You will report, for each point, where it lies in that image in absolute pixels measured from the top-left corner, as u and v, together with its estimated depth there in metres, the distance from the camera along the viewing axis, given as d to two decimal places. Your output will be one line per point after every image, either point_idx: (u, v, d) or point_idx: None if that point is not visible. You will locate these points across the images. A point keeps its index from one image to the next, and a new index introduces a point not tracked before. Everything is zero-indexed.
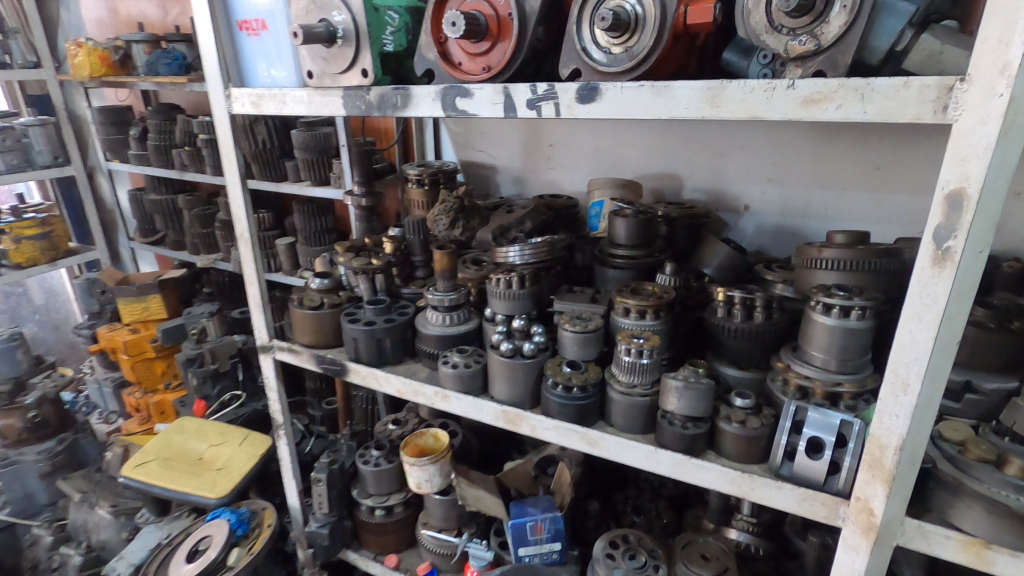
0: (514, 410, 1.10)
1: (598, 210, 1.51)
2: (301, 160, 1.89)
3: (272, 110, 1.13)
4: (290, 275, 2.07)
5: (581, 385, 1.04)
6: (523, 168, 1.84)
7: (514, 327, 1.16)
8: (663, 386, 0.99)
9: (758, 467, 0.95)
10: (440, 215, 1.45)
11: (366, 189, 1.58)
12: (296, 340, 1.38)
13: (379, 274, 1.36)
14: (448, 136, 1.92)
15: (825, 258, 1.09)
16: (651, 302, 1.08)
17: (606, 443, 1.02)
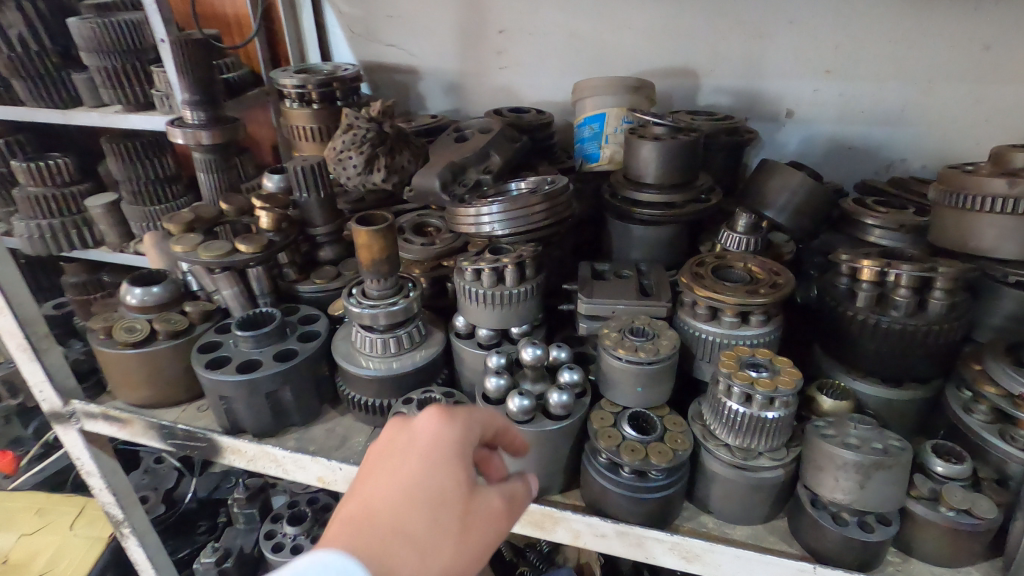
0: (540, 509, 0.62)
1: (598, 128, 0.97)
2: (94, 68, 1.13)
3: None
4: (113, 253, 1.29)
5: (666, 467, 0.57)
6: (459, 69, 1.24)
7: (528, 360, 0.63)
8: (821, 460, 0.55)
9: (979, 574, 0.56)
10: (346, 148, 0.90)
11: (211, 113, 0.93)
12: (117, 398, 0.79)
13: (254, 268, 0.77)
14: (338, 22, 1.26)
15: (1015, 197, 0.67)
16: (764, 297, 0.61)
17: (716, 557, 0.58)
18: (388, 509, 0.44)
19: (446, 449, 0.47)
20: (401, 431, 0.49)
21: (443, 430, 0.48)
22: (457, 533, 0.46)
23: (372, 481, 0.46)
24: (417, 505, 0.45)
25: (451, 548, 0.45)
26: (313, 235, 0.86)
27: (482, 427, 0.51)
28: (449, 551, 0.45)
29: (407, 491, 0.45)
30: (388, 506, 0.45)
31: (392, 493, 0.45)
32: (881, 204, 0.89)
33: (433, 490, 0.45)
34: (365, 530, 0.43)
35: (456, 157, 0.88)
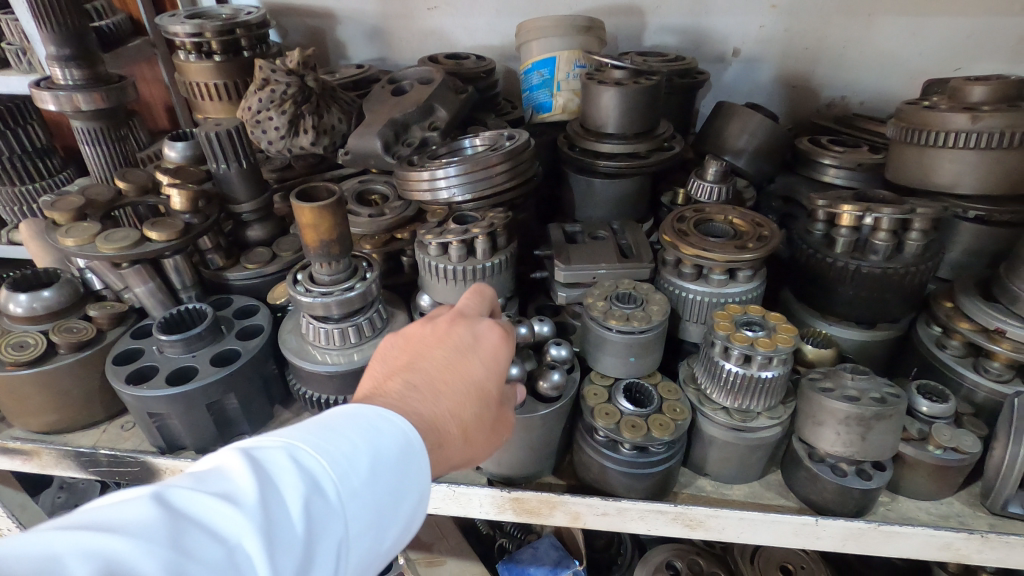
0: (536, 496, 0.58)
1: (548, 74, 0.89)
2: None
3: None
4: None
5: (667, 439, 0.55)
6: (382, 11, 1.10)
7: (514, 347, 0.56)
8: (820, 415, 0.54)
9: (960, 504, 0.58)
10: (264, 108, 0.77)
11: (86, 71, 0.77)
12: (15, 427, 0.66)
13: (173, 257, 0.66)
14: None
15: (978, 132, 0.67)
16: (751, 252, 0.59)
17: (719, 522, 0.57)
18: (445, 387, 0.44)
19: (504, 352, 0.47)
20: (459, 323, 0.47)
21: (505, 338, 0.48)
22: (492, 422, 0.47)
23: (430, 357, 0.45)
24: (471, 394, 0.45)
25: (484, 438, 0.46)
26: (236, 213, 0.75)
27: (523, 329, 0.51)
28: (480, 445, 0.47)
29: (464, 380, 0.45)
30: (445, 387, 0.44)
31: (448, 375, 0.44)
32: (835, 143, 0.89)
33: (486, 383, 0.45)
34: (426, 408, 0.43)
35: (397, 113, 0.78)
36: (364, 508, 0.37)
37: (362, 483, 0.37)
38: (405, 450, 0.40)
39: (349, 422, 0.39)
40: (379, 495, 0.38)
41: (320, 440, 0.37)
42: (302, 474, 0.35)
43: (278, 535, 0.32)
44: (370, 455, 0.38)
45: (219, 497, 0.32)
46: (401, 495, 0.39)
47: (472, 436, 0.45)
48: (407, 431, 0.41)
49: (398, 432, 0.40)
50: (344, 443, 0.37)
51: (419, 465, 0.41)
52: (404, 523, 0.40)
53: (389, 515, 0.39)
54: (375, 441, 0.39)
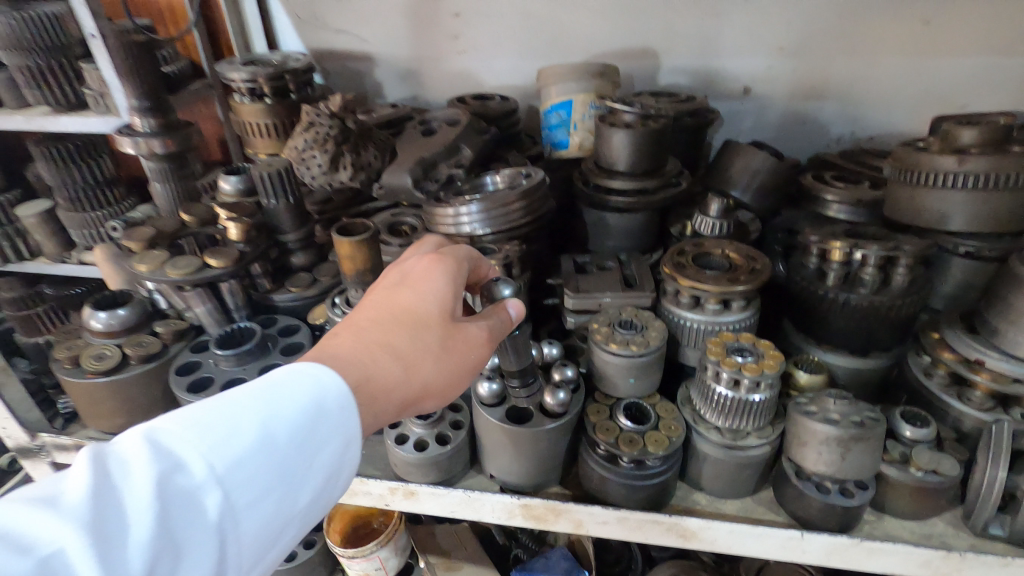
0: (543, 504, 0.64)
1: (565, 115, 0.97)
2: (13, 69, 1.05)
3: None
4: (55, 266, 1.21)
5: (662, 454, 0.60)
6: (414, 55, 1.20)
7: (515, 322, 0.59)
8: (804, 436, 0.59)
9: (943, 525, 0.62)
10: (309, 148, 0.86)
11: (157, 117, 0.88)
12: (89, 427, 0.76)
13: (227, 281, 0.75)
14: (283, 9, 1.19)
15: (964, 174, 0.72)
16: (741, 284, 0.64)
17: (712, 533, 0.62)
18: (376, 318, 0.50)
19: (435, 278, 0.52)
20: (393, 270, 0.54)
21: (430, 265, 0.53)
22: (440, 342, 0.51)
23: (366, 301, 0.52)
24: (400, 321, 0.50)
25: (430, 360, 0.50)
26: (283, 242, 0.84)
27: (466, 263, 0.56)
28: (432, 364, 0.50)
29: (398, 305, 0.51)
30: (381, 312, 0.50)
31: (386, 301, 0.51)
32: (837, 178, 0.93)
33: (416, 308, 0.51)
34: (362, 337, 0.49)
35: (425, 152, 0.86)
36: (256, 475, 0.40)
37: (244, 454, 0.40)
38: (310, 414, 0.44)
39: (219, 409, 0.41)
40: (269, 464, 0.41)
41: (191, 422, 0.40)
42: (165, 456, 0.38)
43: (111, 532, 0.34)
44: (258, 424, 0.41)
45: (48, 504, 0.34)
46: (283, 469, 0.42)
47: (416, 352, 0.49)
48: (310, 396, 0.44)
49: (282, 410, 0.42)
50: (202, 431, 0.39)
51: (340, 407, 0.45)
52: (295, 491, 0.43)
53: (292, 478, 0.43)
54: (263, 412, 0.42)
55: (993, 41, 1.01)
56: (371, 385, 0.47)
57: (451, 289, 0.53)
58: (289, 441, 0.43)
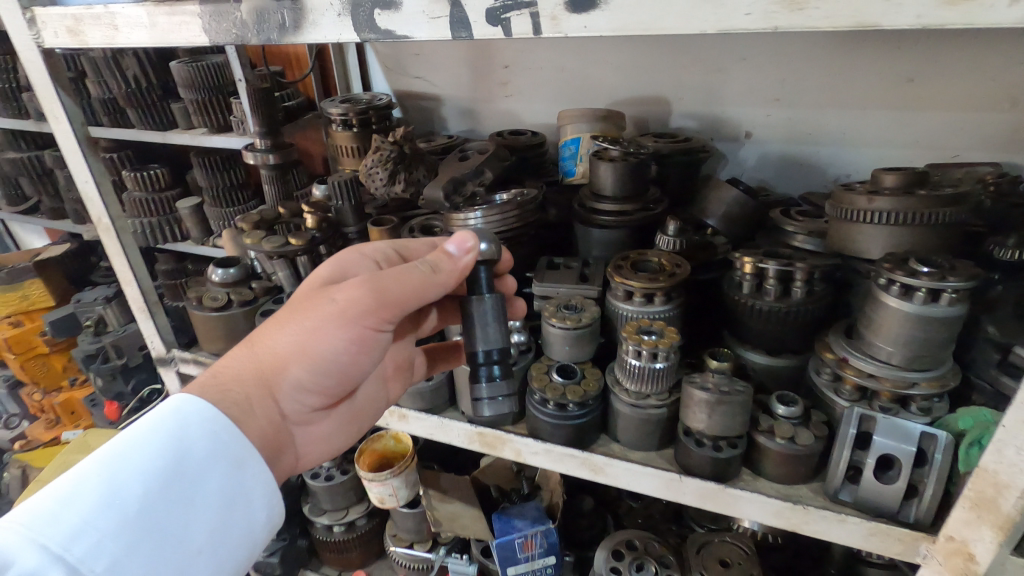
0: (492, 432, 0.86)
1: (574, 149, 1.21)
2: (188, 101, 1.48)
3: (100, 39, 0.79)
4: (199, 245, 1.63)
5: (579, 401, 0.80)
6: (472, 97, 1.50)
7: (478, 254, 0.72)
8: (686, 398, 0.76)
9: (807, 490, 0.75)
10: (375, 167, 1.17)
11: (273, 139, 1.22)
12: (204, 349, 1.09)
13: (301, 256, 1.05)
14: (376, 60, 1.54)
15: (873, 210, 0.85)
16: (659, 282, 0.83)
17: (614, 470, 0.81)
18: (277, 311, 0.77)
19: (318, 268, 0.78)
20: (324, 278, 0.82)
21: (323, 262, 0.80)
22: (289, 309, 0.72)
23: None
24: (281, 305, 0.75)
25: (277, 328, 0.71)
26: (346, 233, 1.14)
27: (362, 254, 0.79)
28: (279, 323, 0.71)
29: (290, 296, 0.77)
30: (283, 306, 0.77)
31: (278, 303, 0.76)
32: (801, 212, 1.07)
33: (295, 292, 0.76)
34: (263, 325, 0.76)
35: (455, 173, 1.13)
36: (110, 533, 0.55)
37: (90, 522, 0.55)
38: (154, 477, 0.60)
39: (52, 506, 0.55)
40: (120, 524, 0.56)
41: (27, 523, 0.53)
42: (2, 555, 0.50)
43: None
44: (109, 491, 0.57)
45: None
46: (131, 530, 0.57)
47: (273, 321, 0.71)
48: (158, 447, 0.61)
49: (118, 487, 0.58)
50: (30, 528, 0.53)
51: (199, 423, 0.64)
52: (157, 539, 0.58)
53: (154, 531, 0.58)
54: (111, 479, 0.58)
55: (976, 98, 1.10)
56: (225, 369, 0.70)
57: (330, 272, 0.77)
58: (134, 507, 0.58)
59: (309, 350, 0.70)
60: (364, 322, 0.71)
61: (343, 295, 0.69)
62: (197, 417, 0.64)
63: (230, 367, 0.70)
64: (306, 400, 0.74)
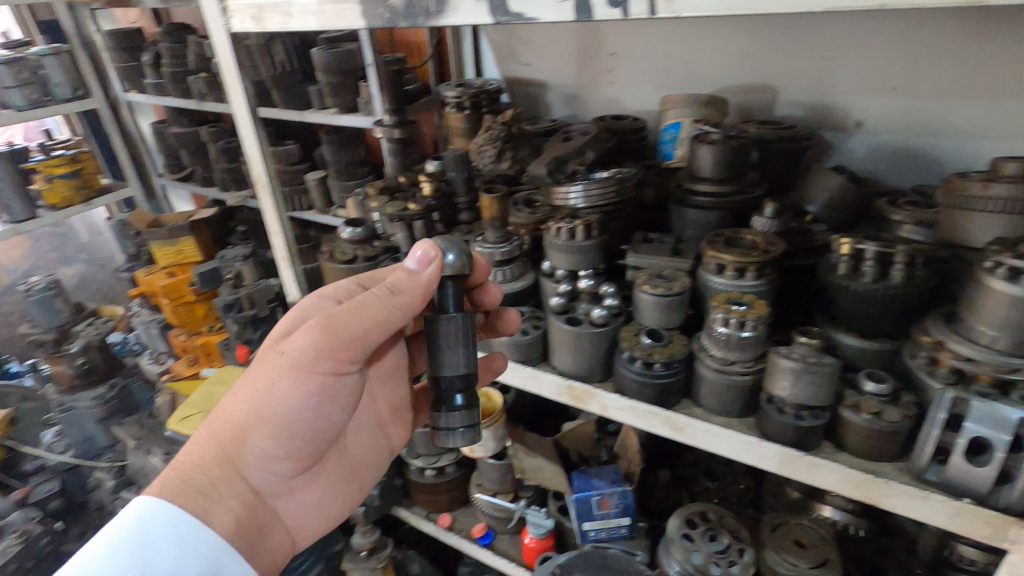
0: (582, 386, 0.94)
1: (674, 133, 1.25)
2: (325, 83, 1.68)
3: (277, 25, 0.94)
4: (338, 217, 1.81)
5: (665, 362, 0.87)
6: (577, 84, 1.57)
7: (442, 264, 0.78)
8: (771, 365, 0.80)
9: (892, 467, 0.76)
10: (485, 144, 1.31)
11: (399, 117, 1.36)
12: None
13: (418, 220, 1.18)
14: (490, 48, 1.65)
15: (990, 199, 0.79)
16: (751, 257, 0.86)
17: (694, 430, 0.86)
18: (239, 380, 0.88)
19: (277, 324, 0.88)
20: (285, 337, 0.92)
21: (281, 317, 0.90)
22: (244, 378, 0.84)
23: None
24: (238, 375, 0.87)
25: (234, 401, 0.83)
26: (457, 203, 1.25)
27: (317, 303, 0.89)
28: (238, 394, 0.83)
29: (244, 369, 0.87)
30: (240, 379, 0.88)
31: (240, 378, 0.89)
32: (911, 201, 1.04)
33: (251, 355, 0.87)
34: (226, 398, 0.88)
35: (558, 152, 1.21)
36: None
37: None
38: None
39: None
40: None
41: None
42: None
43: None
44: None
45: None
46: None
47: (232, 393, 0.84)
48: (127, 556, 0.74)
49: None
50: None
51: (162, 527, 0.75)
52: None
53: None
54: None
55: None
56: (191, 455, 0.83)
57: (287, 325, 0.88)
58: None
59: (264, 413, 0.82)
60: (319, 369, 0.80)
61: (291, 353, 0.80)
62: (156, 520, 0.76)
63: (194, 455, 0.82)
64: (275, 467, 0.87)
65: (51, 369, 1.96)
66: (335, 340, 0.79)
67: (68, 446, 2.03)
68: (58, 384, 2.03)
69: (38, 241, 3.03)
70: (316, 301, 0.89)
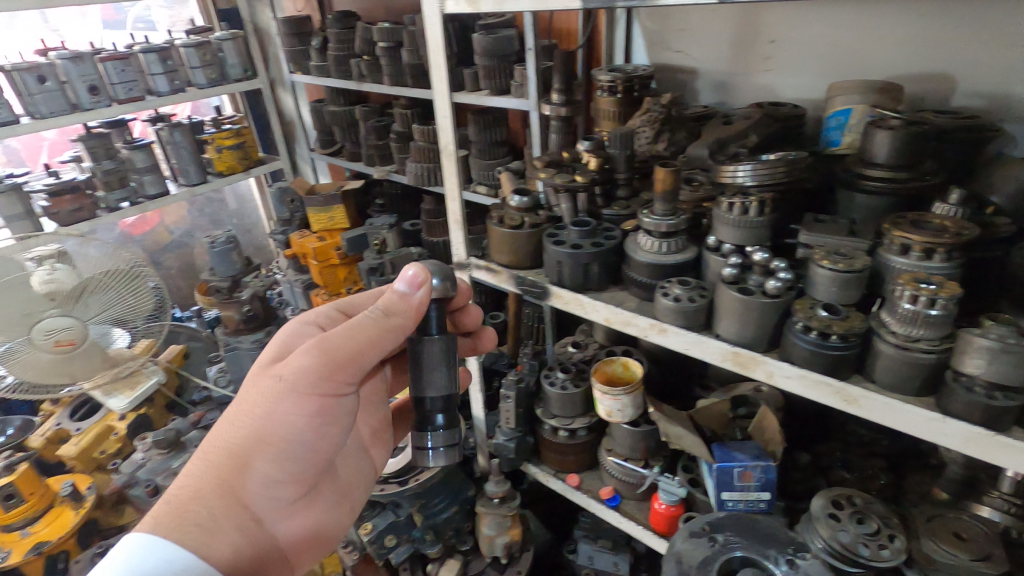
0: (748, 353, 0.99)
1: (842, 120, 1.24)
2: (482, 66, 1.80)
3: (491, 7, 1.03)
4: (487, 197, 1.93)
5: (841, 334, 0.89)
6: (730, 71, 1.59)
7: (429, 288, 1.05)
8: (962, 343, 0.81)
9: None
10: (643, 126, 1.38)
11: (563, 96, 1.45)
12: (493, 260, 1.34)
13: (581, 192, 1.27)
14: (641, 34, 1.70)
15: None
16: (942, 238, 0.87)
17: (868, 403, 0.88)
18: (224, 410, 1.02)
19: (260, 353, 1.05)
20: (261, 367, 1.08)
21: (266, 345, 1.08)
22: (239, 406, 0.98)
23: None
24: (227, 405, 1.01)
25: (232, 429, 0.96)
26: (616, 179, 1.33)
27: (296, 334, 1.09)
28: (234, 423, 0.97)
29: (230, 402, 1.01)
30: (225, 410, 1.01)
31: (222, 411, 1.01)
32: None
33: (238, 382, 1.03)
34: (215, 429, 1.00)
35: (720, 135, 1.27)
36: None
37: None
38: None
39: None
40: None
41: None
42: None
43: None
44: None
45: None
46: None
47: (226, 423, 0.98)
48: None
49: None
50: None
51: (157, 557, 0.83)
52: None
53: None
54: None
55: None
56: (189, 489, 0.92)
57: (272, 354, 1.05)
58: None
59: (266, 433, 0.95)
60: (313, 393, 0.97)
61: (288, 376, 0.96)
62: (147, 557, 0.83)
63: (191, 489, 0.92)
64: (273, 492, 0.99)
65: (222, 312, 2.24)
66: (330, 360, 0.98)
67: (228, 382, 2.33)
68: (225, 327, 2.32)
69: (199, 205, 3.44)
70: (298, 327, 1.11)
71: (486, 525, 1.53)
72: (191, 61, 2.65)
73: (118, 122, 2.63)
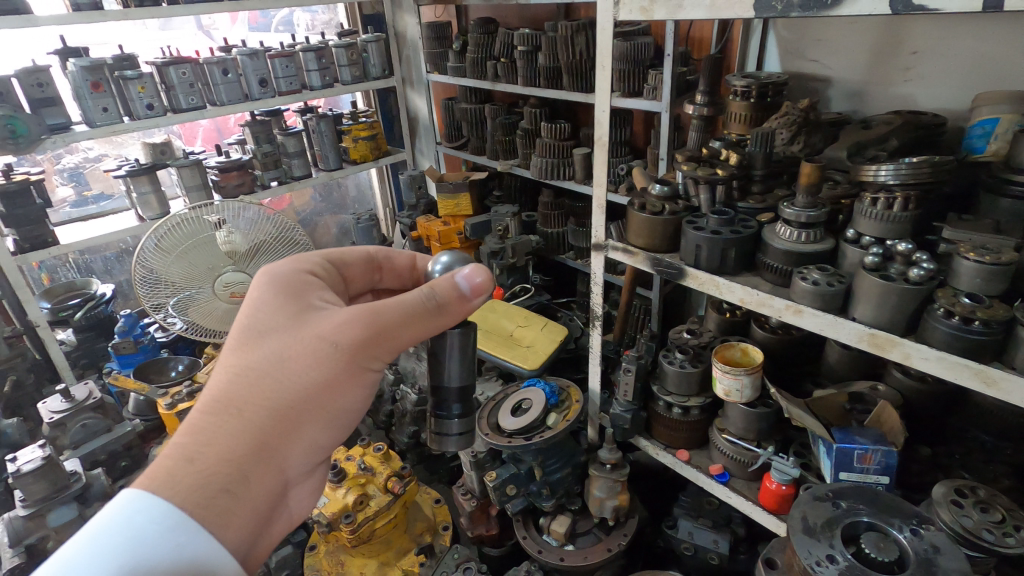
0: (885, 335, 1.06)
1: (988, 129, 1.27)
2: (618, 70, 1.95)
3: (664, 15, 1.18)
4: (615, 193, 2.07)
5: (985, 321, 0.96)
6: (865, 80, 1.65)
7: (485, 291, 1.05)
8: None
9: None
10: (781, 127, 1.47)
11: None
12: (630, 242, 1.48)
13: (721, 185, 1.38)
14: (775, 44, 1.79)
15: None
16: None
17: (1009, 385, 0.94)
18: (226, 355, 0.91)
19: (266, 301, 0.94)
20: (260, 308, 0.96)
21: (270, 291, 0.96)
22: (270, 364, 0.88)
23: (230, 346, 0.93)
24: (239, 353, 0.90)
25: (264, 388, 0.87)
26: (752, 176, 1.43)
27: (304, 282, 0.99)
28: (264, 382, 0.87)
29: (242, 350, 0.90)
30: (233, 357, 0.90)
31: (227, 362, 0.90)
32: None
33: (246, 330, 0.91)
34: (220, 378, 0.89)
35: (860, 139, 1.36)
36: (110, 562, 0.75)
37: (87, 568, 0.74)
38: (123, 552, 0.76)
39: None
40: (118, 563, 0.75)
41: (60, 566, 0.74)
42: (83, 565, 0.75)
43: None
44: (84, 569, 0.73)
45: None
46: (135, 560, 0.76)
47: (252, 379, 0.87)
48: (118, 537, 0.76)
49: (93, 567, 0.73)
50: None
51: (165, 511, 0.79)
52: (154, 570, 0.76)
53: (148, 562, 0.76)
54: (87, 556, 0.74)
55: None
56: (213, 450, 0.83)
57: (292, 304, 0.94)
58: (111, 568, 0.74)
59: (308, 401, 0.89)
60: (360, 366, 0.93)
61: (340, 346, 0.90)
62: (150, 506, 0.79)
63: (214, 451, 0.83)
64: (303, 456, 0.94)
65: None
66: (383, 339, 0.93)
67: None
68: None
69: (326, 191, 3.81)
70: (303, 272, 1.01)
71: (597, 488, 1.66)
72: (340, 60, 2.99)
73: (276, 112, 3.00)
